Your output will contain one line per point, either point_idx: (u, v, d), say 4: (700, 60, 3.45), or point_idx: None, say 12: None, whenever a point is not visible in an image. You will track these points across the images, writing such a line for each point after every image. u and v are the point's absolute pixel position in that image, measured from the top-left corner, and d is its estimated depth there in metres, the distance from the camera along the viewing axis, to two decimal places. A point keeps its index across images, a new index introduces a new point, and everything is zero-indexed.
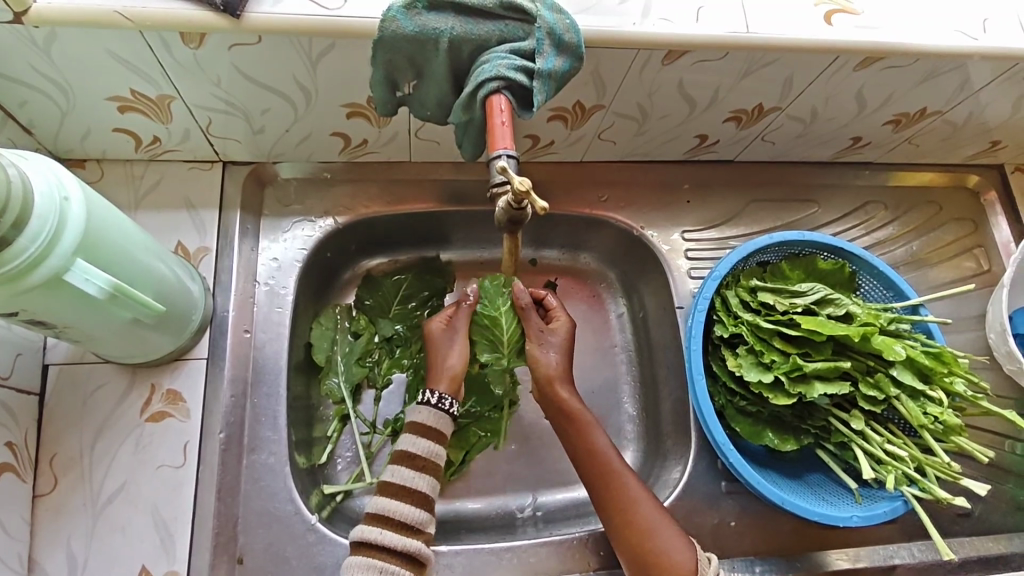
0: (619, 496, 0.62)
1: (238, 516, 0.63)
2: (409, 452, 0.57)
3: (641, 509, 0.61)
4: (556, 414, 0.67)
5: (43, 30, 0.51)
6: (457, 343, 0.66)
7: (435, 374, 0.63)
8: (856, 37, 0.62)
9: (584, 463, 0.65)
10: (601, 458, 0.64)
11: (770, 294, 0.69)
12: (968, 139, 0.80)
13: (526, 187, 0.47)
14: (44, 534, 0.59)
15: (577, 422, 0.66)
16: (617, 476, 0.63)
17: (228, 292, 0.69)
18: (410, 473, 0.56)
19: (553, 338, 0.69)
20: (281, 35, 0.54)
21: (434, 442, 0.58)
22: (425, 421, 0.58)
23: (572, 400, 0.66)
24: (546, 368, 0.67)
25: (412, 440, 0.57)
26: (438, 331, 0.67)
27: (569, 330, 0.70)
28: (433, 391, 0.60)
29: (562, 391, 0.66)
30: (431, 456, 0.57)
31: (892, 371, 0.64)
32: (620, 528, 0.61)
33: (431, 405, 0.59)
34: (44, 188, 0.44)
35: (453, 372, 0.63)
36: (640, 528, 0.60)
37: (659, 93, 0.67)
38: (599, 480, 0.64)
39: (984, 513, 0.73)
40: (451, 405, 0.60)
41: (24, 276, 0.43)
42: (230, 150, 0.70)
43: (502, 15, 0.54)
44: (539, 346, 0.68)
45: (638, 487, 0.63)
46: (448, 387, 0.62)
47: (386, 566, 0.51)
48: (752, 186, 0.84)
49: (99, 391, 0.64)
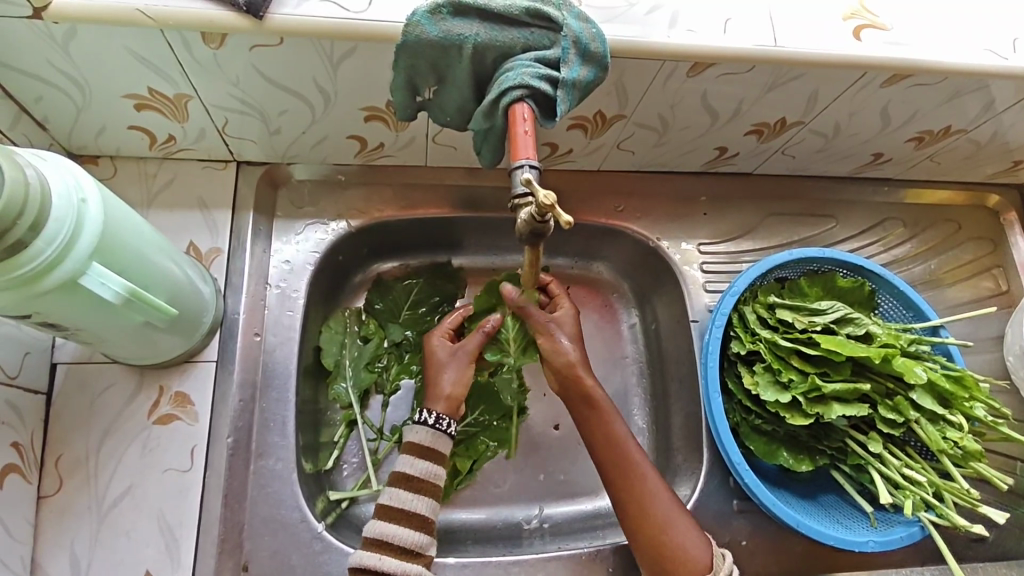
0: (636, 487, 0.61)
1: (244, 522, 0.62)
2: (406, 474, 0.57)
3: (657, 501, 0.61)
4: (577, 403, 0.65)
5: (62, 26, 0.50)
6: (462, 363, 0.65)
7: (433, 394, 0.62)
8: (884, 54, 0.61)
9: (603, 449, 0.63)
10: (621, 447, 0.63)
11: (789, 310, 0.68)
12: (990, 158, 0.79)
13: (552, 202, 0.46)
14: (47, 536, 0.59)
15: (600, 411, 0.64)
16: (636, 466, 0.62)
17: (239, 294, 0.68)
18: (407, 495, 0.56)
19: (565, 327, 0.67)
20: (304, 38, 0.53)
21: (432, 463, 0.58)
22: (423, 442, 0.59)
23: (596, 388, 0.65)
24: (567, 358, 0.65)
25: (410, 462, 0.58)
26: (442, 349, 0.66)
27: (575, 317, 0.68)
28: (431, 411, 0.61)
29: (586, 378, 0.65)
30: (429, 478, 0.58)
31: (912, 395, 0.63)
32: (637, 520, 0.60)
33: (429, 425, 0.59)
34: (61, 189, 0.43)
35: (451, 394, 0.62)
36: (658, 523, 0.60)
37: (681, 105, 0.66)
38: (618, 469, 0.62)
39: (998, 538, 0.72)
40: (449, 426, 0.60)
41: (38, 280, 0.42)
42: (244, 150, 0.69)
43: (526, 21, 0.53)
44: (553, 336, 0.66)
45: (655, 478, 0.62)
46: (446, 408, 0.61)
47: None
48: (769, 200, 0.83)
49: (107, 391, 0.63)
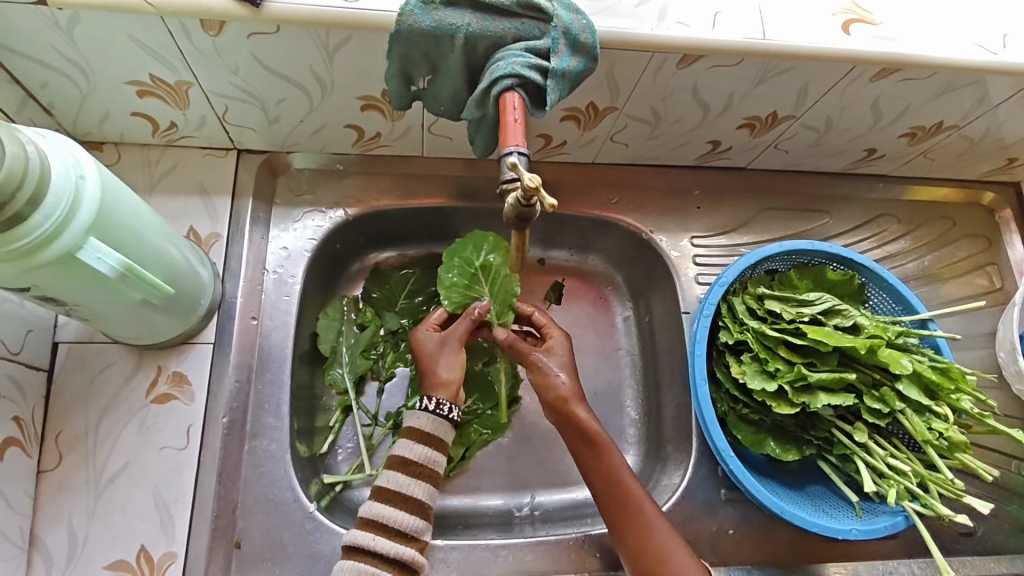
0: (634, 518, 0.61)
1: (237, 501, 0.64)
2: (404, 458, 0.57)
3: (656, 531, 0.61)
4: (571, 434, 0.65)
5: (66, 12, 0.52)
6: (453, 349, 0.65)
7: (429, 383, 0.62)
8: (873, 47, 0.61)
9: (599, 481, 0.63)
10: (618, 478, 0.63)
11: (778, 302, 0.68)
12: (983, 155, 0.80)
13: (536, 184, 0.47)
14: (46, 509, 0.60)
15: (595, 441, 0.64)
16: (634, 498, 0.62)
17: (237, 279, 0.70)
18: (405, 479, 0.56)
19: (555, 356, 0.67)
20: (300, 26, 0.54)
21: (430, 449, 0.58)
22: (423, 427, 0.58)
23: (590, 419, 0.64)
24: (558, 389, 0.65)
25: (409, 446, 0.58)
26: (428, 342, 0.66)
27: (565, 343, 0.69)
28: (431, 398, 0.60)
29: (578, 410, 0.65)
30: (427, 462, 0.57)
31: (897, 386, 0.64)
32: (636, 553, 0.60)
33: (430, 411, 0.59)
34: (60, 166, 0.45)
35: (449, 379, 0.63)
36: (656, 555, 0.60)
37: (672, 98, 0.67)
38: (616, 501, 0.62)
39: (986, 533, 0.73)
40: (450, 411, 0.60)
41: (37, 253, 0.44)
42: (244, 138, 0.71)
43: (517, 12, 0.55)
44: (545, 368, 0.66)
45: (651, 506, 0.62)
46: (445, 393, 0.61)
47: (376, 572, 0.52)
48: (764, 194, 0.84)
49: (107, 370, 0.64)
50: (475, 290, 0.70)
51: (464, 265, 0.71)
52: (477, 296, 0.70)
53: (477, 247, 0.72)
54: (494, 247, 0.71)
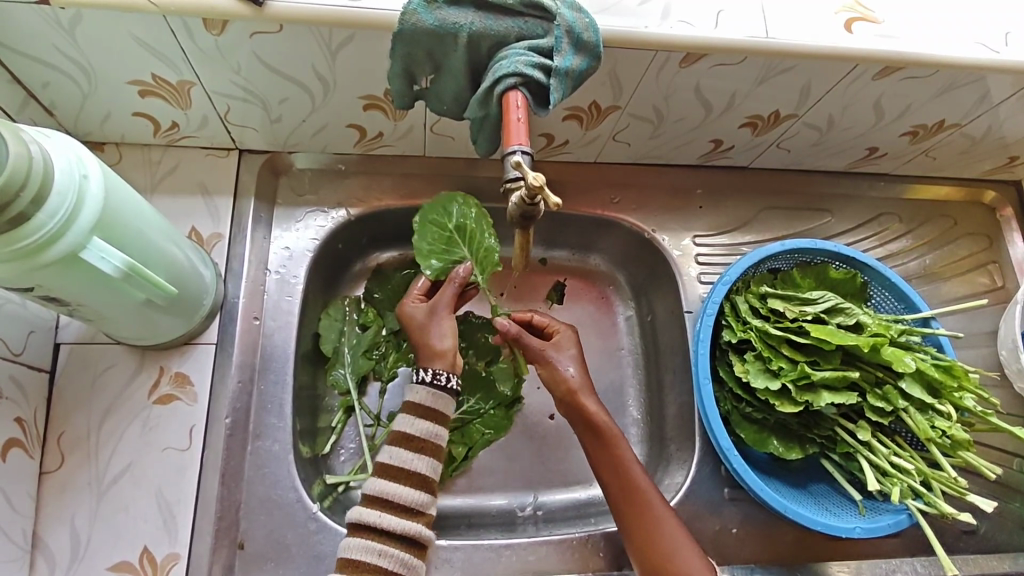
0: (643, 512, 0.61)
1: (240, 501, 0.63)
2: (406, 433, 0.57)
3: (664, 527, 0.60)
4: (581, 426, 0.65)
5: (69, 12, 0.51)
6: (442, 318, 0.65)
7: (425, 354, 0.63)
8: (876, 45, 0.61)
9: (608, 474, 0.63)
10: (628, 471, 0.63)
11: (781, 300, 0.69)
12: (985, 153, 0.80)
13: (540, 183, 0.47)
14: (48, 510, 0.60)
15: (606, 435, 0.64)
16: (643, 493, 0.62)
17: (239, 279, 0.70)
18: (408, 455, 0.56)
19: (565, 351, 0.68)
20: (303, 25, 0.54)
21: (432, 424, 0.58)
22: (423, 402, 0.58)
23: (600, 412, 0.65)
24: (567, 381, 0.65)
25: (411, 422, 0.58)
26: (417, 313, 0.66)
27: (573, 337, 0.70)
28: (427, 369, 0.60)
29: (587, 402, 0.65)
30: (429, 437, 0.57)
31: (901, 384, 0.63)
32: (644, 548, 0.60)
33: (427, 383, 0.59)
34: (64, 165, 0.45)
35: (444, 349, 0.63)
36: (664, 550, 0.59)
37: (675, 97, 0.67)
38: (625, 495, 0.62)
39: (989, 531, 0.73)
40: (448, 380, 0.60)
41: (40, 252, 0.44)
42: (245, 138, 0.71)
43: (521, 11, 0.54)
44: (555, 362, 0.67)
45: (661, 503, 0.62)
46: (444, 363, 0.62)
47: (385, 549, 0.53)
48: (766, 193, 0.84)
49: (110, 371, 0.64)
50: (454, 252, 0.69)
51: (438, 230, 0.69)
52: (456, 258, 0.69)
53: (446, 208, 0.69)
54: (465, 205, 0.69)
